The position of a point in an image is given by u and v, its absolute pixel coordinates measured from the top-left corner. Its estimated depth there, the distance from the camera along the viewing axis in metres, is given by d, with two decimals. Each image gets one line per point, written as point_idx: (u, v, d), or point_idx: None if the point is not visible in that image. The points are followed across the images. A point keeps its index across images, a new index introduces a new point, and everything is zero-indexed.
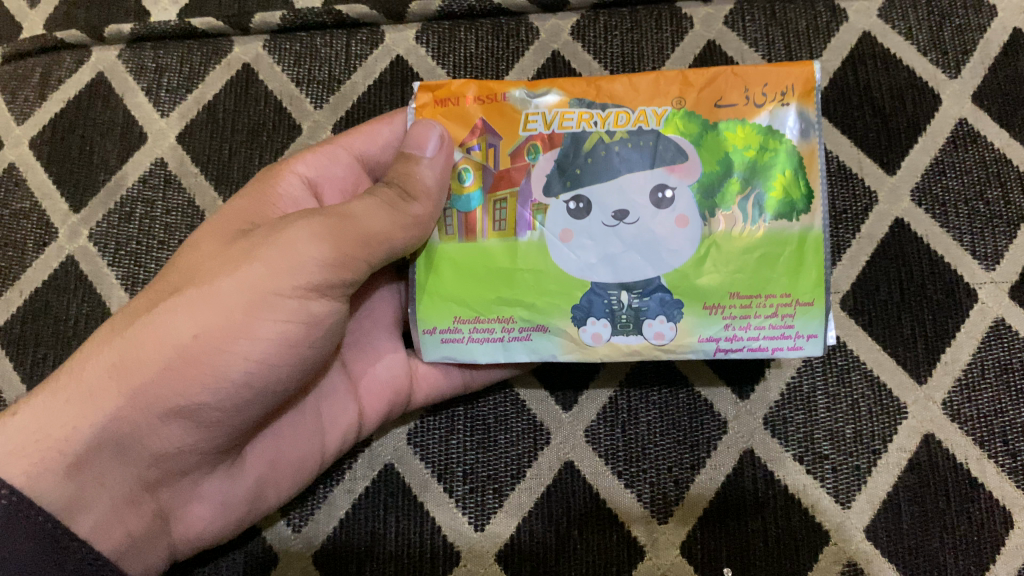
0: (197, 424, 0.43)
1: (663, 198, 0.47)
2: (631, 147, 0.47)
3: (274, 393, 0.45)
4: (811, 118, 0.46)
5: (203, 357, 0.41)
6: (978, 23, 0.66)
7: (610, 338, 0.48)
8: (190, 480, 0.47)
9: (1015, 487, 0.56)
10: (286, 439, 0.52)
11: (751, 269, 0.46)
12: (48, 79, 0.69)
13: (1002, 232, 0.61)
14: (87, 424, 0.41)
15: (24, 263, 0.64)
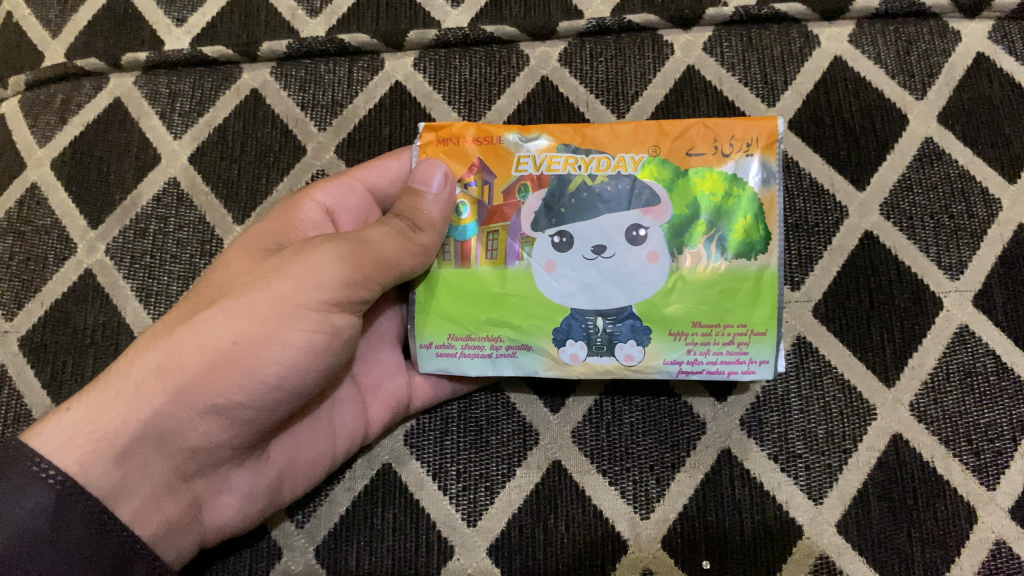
0: (231, 420, 0.47)
1: (639, 235, 0.51)
2: (611, 189, 0.52)
3: (299, 396, 0.49)
4: (773, 168, 0.51)
5: (239, 360, 0.46)
6: (943, 48, 0.70)
7: (586, 358, 0.52)
8: (221, 472, 0.51)
9: (979, 484, 0.60)
10: (304, 440, 0.56)
11: (711, 302, 0.51)
12: (68, 104, 0.73)
13: (966, 244, 0.65)
14: (133, 418, 0.45)
15: (45, 276, 0.68)
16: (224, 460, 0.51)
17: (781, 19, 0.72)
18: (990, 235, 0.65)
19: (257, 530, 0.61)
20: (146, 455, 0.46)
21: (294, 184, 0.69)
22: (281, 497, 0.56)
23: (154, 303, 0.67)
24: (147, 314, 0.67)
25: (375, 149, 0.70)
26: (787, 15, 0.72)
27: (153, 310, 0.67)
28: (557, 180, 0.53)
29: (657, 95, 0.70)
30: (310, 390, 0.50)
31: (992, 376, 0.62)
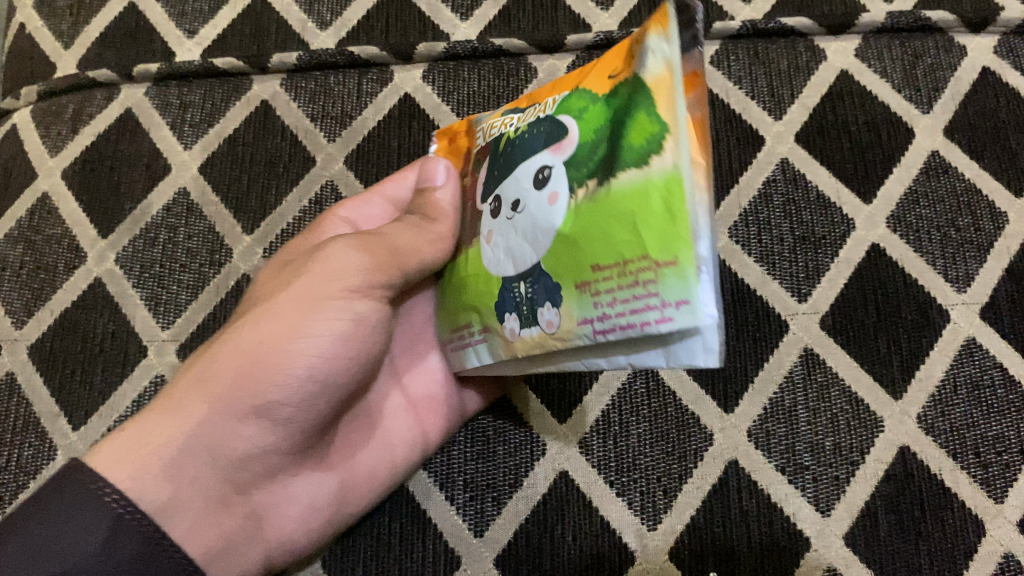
0: (273, 418, 0.50)
1: (545, 176, 0.45)
2: (536, 135, 0.47)
3: (335, 390, 0.52)
4: (655, 45, 0.40)
5: (269, 358, 0.49)
6: (949, 62, 0.71)
7: (520, 332, 0.46)
8: (277, 481, 0.55)
9: (987, 496, 0.60)
10: (360, 454, 0.60)
11: (608, 244, 0.41)
12: (80, 115, 0.74)
13: (972, 257, 0.65)
14: (180, 428, 0.48)
15: (55, 285, 0.69)
16: (279, 462, 0.54)
17: (787, 33, 0.73)
18: (997, 248, 0.65)
19: None
20: (197, 462, 0.49)
21: (302, 196, 0.70)
22: (346, 511, 0.59)
23: (163, 312, 0.67)
24: (156, 323, 0.67)
25: (385, 161, 0.70)
26: (793, 29, 0.73)
27: (162, 319, 0.67)
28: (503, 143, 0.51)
29: None
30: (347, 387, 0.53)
31: (999, 389, 0.62)
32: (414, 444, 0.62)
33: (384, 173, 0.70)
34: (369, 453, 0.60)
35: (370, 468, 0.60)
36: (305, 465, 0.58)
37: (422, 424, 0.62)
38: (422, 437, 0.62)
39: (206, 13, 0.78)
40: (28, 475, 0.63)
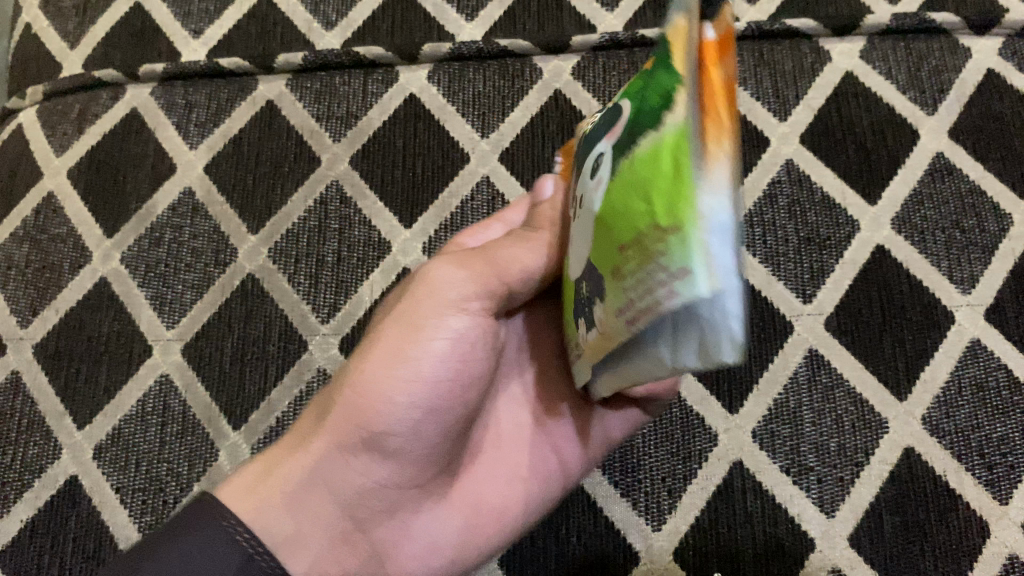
0: (395, 453, 0.44)
1: (602, 169, 0.35)
2: (599, 131, 0.38)
3: (450, 414, 0.45)
4: None
5: (377, 384, 0.43)
6: (954, 64, 0.71)
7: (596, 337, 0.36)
8: (401, 518, 0.47)
9: (992, 498, 0.59)
10: (489, 484, 0.51)
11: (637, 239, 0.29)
12: (85, 114, 0.74)
13: (977, 259, 0.65)
14: (297, 466, 0.43)
15: (61, 284, 0.69)
16: (416, 497, 0.47)
17: (792, 34, 0.73)
18: (1002, 250, 0.65)
19: None
20: (319, 498, 0.43)
21: (308, 196, 0.70)
22: (476, 552, 0.50)
23: (168, 311, 0.67)
24: (161, 322, 0.67)
25: (390, 162, 0.71)
26: (798, 30, 0.73)
27: (167, 318, 0.67)
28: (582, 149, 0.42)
29: None
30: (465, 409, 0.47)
31: (1004, 390, 0.62)
32: (552, 472, 0.53)
33: (389, 173, 0.70)
34: (500, 485, 0.51)
35: (497, 500, 0.51)
36: (430, 500, 0.48)
37: (557, 450, 0.54)
38: (559, 463, 0.54)
39: (211, 13, 0.78)
40: (33, 473, 0.64)
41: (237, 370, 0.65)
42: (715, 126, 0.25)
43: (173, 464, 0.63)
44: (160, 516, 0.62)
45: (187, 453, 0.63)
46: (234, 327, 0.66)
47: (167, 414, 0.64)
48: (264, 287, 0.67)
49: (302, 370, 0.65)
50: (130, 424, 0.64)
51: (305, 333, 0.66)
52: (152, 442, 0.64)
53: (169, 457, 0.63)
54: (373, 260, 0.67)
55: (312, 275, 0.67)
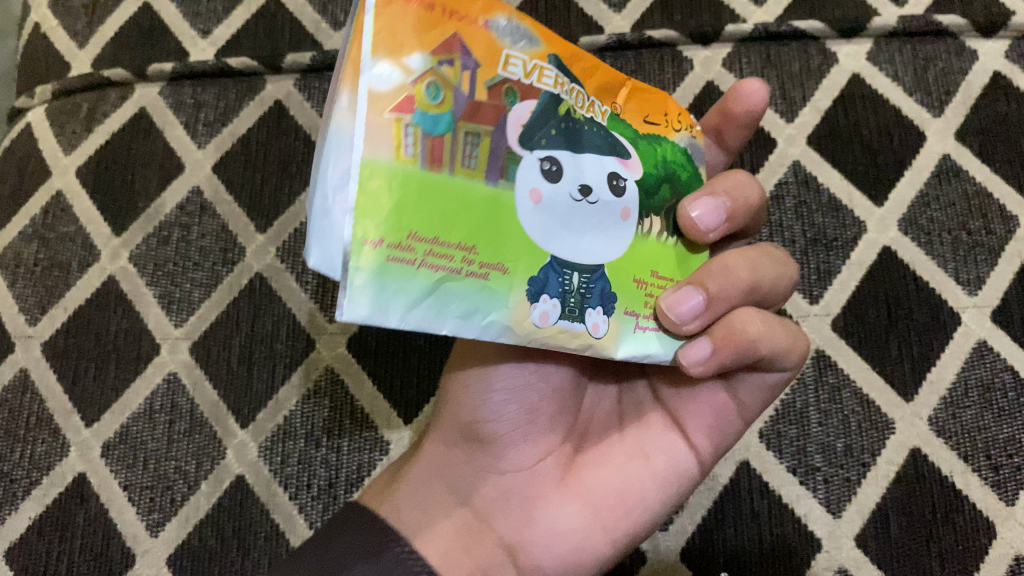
0: (501, 433, 0.43)
1: (559, 167, 0.32)
2: (596, 130, 0.35)
3: (539, 384, 0.44)
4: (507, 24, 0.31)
5: (464, 386, 0.44)
6: (961, 66, 0.71)
7: (560, 322, 0.32)
8: (523, 501, 0.42)
9: (998, 499, 0.60)
10: (615, 461, 0.42)
11: (494, 206, 0.30)
12: (94, 113, 0.74)
13: (984, 260, 0.65)
14: (418, 466, 0.45)
15: (69, 283, 0.69)
16: (536, 487, 0.42)
17: (799, 36, 0.73)
18: (1009, 252, 0.65)
19: (273, 535, 0.61)
20: (430, 495, 0.43)
21: None
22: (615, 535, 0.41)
23: (176, 309, 0.67)
24: (169, 321, 0.67)
25: None
26: (805, 32, 0.72)
27: (175, 316, 0.67)
28: (646, 138, 0.38)
29: None
30: (557, 385, 0.44)
31: (1011, 392, 0.62)
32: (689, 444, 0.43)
33: None
34: (625, 465, 0.42)
35: (618, 481, 0.42)
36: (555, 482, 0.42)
37: (681, 423, 0.43)
38: (689, 440, 0.43)
39: (219, 13, 0.78)
40: (41, 471, 0.64)
41: (245, 369, 0.65)
42: (386, 42, 0.26)
43: (181, 462, 0.63)
44: (167, 514, 0.62)
45: (194, 451, 0.63)
46: (241, 326, 0.66)
47: (175, 412, 0.64)
48: (272, 286, 0.67)
49: (310, 368, 0.65)
50: (138, 422, 0.64)
51: (313, 332, 0.66)
52: (160, 440, 0.64)
53: (177, 456, 0.63)
54: None
55: (320, 274, 0.67)
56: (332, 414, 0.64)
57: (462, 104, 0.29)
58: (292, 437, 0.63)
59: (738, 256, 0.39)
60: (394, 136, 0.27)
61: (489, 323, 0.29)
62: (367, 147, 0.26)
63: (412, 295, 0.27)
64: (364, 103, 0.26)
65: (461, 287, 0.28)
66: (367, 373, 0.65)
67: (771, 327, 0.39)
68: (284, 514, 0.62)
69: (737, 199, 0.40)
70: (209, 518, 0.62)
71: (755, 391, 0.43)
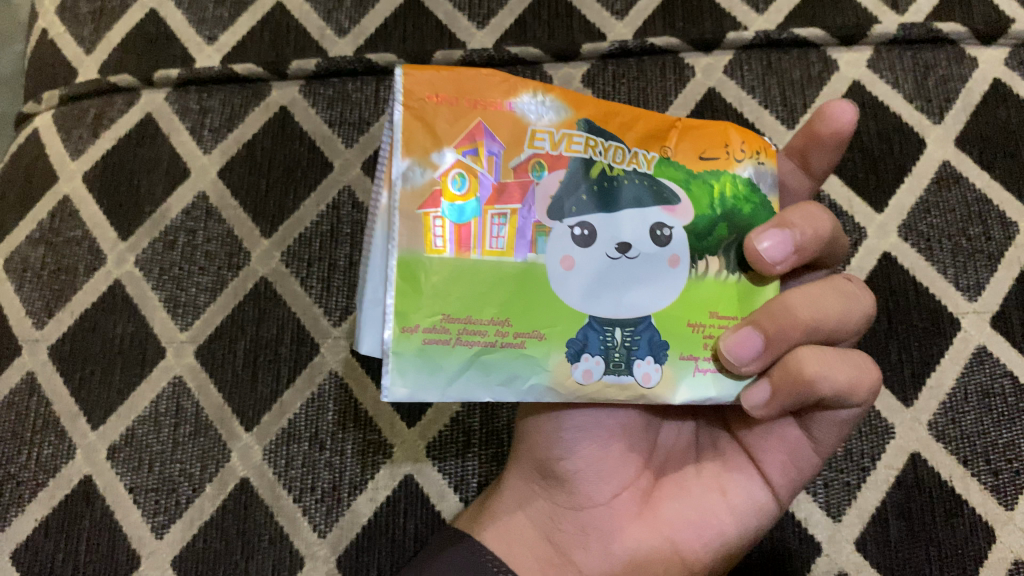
0: (580, 473, 0.49)
1: (590, 231, 0.40)
2: (638, 185, 0.41)
3: (612, 429, 0.50)
4: (528, 104, 0.39)
5: (540, 428, 0.51)
6: (961, 73, 0.71)
7: (602, 377, 0.39)
8: (606, 532, 0.48)
9: (998, 503, 0.60)
10: (692, 497, 0.48)
11: (522, 279, 0.38)
12: (100, 119, 0.75)
13: (983, 267, 0.66)
14: (506, 503, 0.52)
15: (75, 287, 0.70)
16: (617, 520, 0.48)
17: (800, 43, 0.73)
18: (1008, 258, 0.66)
19: (277, 538, 0.62)
20: (519, 534, 0.50)
21: (320, 201, 0.70)
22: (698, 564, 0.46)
23: (181, 313, 0.68)
24: (174, 325, 0.68)
25: None
26: (806, 40, 0.73)
27: (181, 320, 0.68)
28: (702, 177, 0.42)
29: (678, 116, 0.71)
30: (628, 422, 0.50)
31: (1010, 397, 0.62)
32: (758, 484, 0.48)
33: None
34: (702, 497, 0.48)
35: (694, 515, 0.47)
36: (635, 515, 0.48)
37: (756, 459, 0.48)
38: (764, 475, 0.47)
39: (225, 20, 0.79)
40: (47, 473, 0.64)
41: (249, 372, 0.66)
42: (417, 150, 0.37)
43: (186, 465, 0.64)
44: (172, 516, 0.63)
45: (199, 454, 0.64)
46: (246, 330, 0.67)
47: (180, 415, 0.65)
48: (277, 291, 0.68)
49: (314, 372, 0.65)
50: (144, 425, 0.65)
51: (318, 336, 0.66)
52: (165, 443, 0.64)
53: (182, 458, 0.64)
54: None
55: (324, 278, 0.68)
56: (336, 418, 0.64)
57: (486, 189, 0.38)
58: (295, 440, 0.64)
59: (801, 294, 0.42)
60: (424, 228, 0.37)
61: (532, 387, 0.38)
62: (401, 242, 0.36)
63: (448, 367, 0.37)
64: (397, 205, 0.36)
65: (496, 356, 0.38)
66: (371, 377, 0.65)
67: (832, 366, 0.41)
68: (288, 516, 0.62)
69: (809, 234, 0.42)
70: (213, 520, 0.62)
71: (827, 427, 0.46)
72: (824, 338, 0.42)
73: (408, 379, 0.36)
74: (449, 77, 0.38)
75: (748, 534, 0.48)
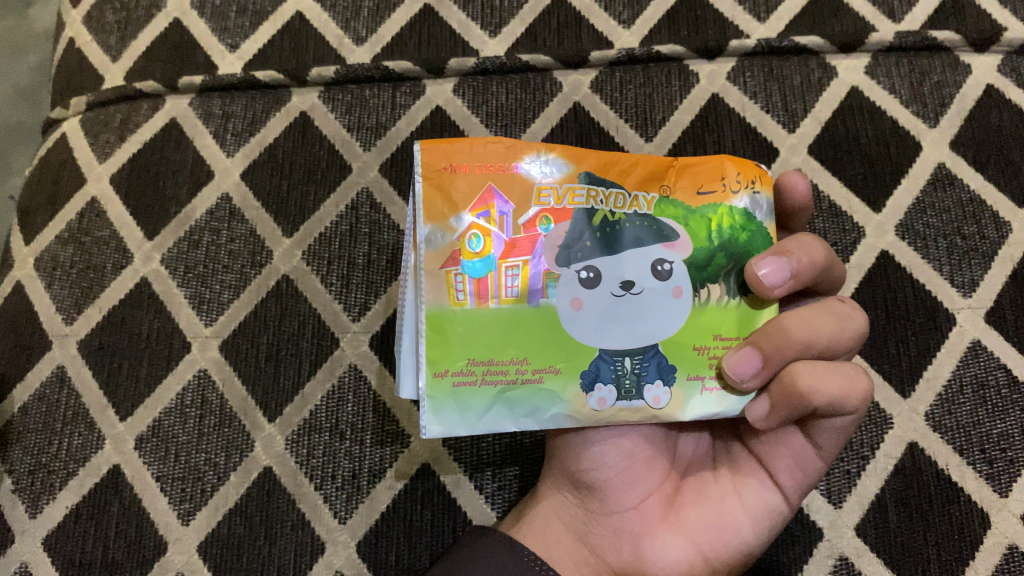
0: (607, 481, 0.54)
1: (594, 274, 0.46)
2: (638, 227, 0.46)
3: (634, 442, 0.54)
4: (534, 165, 0.45)
5: (568, 444, 0.55)
6: (955, 79, 0.74)
7: (616, 403, 0.45)
8: (632, 535, 0.52)
9: (993, 490, 0.63)
10: (711, 504, 0.51)
11: (537, 320, 0.45)
12: (127, 124, 0.78)
13: (978, 264, 0.69)
14: (538, 509, 0.57)
15: (103, 284, 0.72)
16: (642, 524, 0.52)
17: (801, 51, 0.76)
18: (1002, 256, 0.69)
19: (300, 524, 0.64)
20: (556, 538, 0.54)
21: (339, 202, 0.73)
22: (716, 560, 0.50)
23: (206, 309, 0.71)
24: (199, 320, 0.70)
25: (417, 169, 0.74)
26: (806, 47, 0.76)
27: (205, 316, 0.70)
28: (700, 211, 0.47)
29: (683, 120, 0.74)
30: (650, 433, 0.54)
31: (1004, 389, 0.65)
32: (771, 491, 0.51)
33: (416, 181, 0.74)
34: (720, 503, 0.51)
35: (714, 518, 0.50)
36: (658, 520, 0.52)
37: (767, 465, 0.51)
38: (776, 480, 0.51)
39: (246, 29, 0.82)
40: (77, 462, 0.67)
41: (272, 365, 0.68)
42: (436, 216, 0.44)
43: (211, 454, 0.66)
44: (198, 503, 0.65)
45: (224, 443, 0.66)
46: (269, 325, 0.70)
47: (205, 407, 0.68)
48: (298, 287, 0.71)
49: (334, 365, 0.68)
50: (170, 416, 0.68)
51: (337, 330, 0.69)
52: (191, 434, 0.67)
53: (207, 448, 0.66)
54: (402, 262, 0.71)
55: (343, 275, 0.71)
56: (356, 409, 0.67)
57: (500, 244, 0.45)
58: (316, 430, 0.66)
59: (798, 315, 0.46)
60: (447, 285, 0.45)
61: (553, 415, 0.45)
62: (428, 299, 0.44)
63: (476, 404, 0.44)
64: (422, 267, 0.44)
65: (518, 393, 0.45)
66: (388, 370, 0.68)
67: (827, 379, 0.45)
68: (310, 503, 0.65)
69: (805, 260, 0.46)
70: (237, 507, 0.65)
71: (829, 435, 0.48)
72: (821, 354, 0.46)
73: (441, 417, 0.44)
74: (462, 151, 0.45)
75: (764, 536, 0.51)
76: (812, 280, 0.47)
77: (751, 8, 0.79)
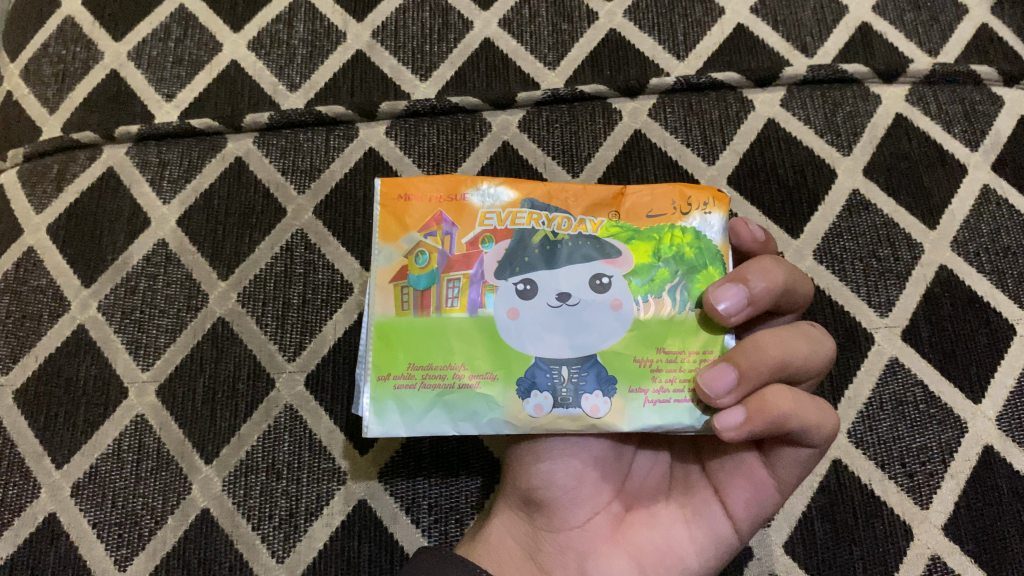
0: (561, 499, 0.54)
1: (531, 287, 0.49)
2: (580, 246, 0.50)
3: (586, 465, 0.55)
4: (482, 193, 0.51)
5: (522, 460, 0.57)
6: (866, 109, 0.78)
7: (551, 410, 0.48)
8: (585, 551, 0.52)
9: (914, 502, 0.65)
10: (663, 525, 0.52)
11: (477, 331, 0.49)
12: (64, 174, 0.79)
13: (893, 284, 0.71)
14: (494, 527, 0.57)
15: (40, 332, 0.73)
16: (594, 540, 0.52)
17: (718, 86, 0.79)
18: (915, 276, 0.72)
19: (238, 566, 0.64)
20: (509, 555, 0.54)
21: (275, 244, 0.74)
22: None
23: (143, 355, 0.71)
24: (137, 366, 0.71)
25: (351, 210, 0.76)
26: (723, 83, 0.79)
27: (143, 361, 0.71)
28: (647, 232, 0.51)
29: (608, 156, 0.77)
30: (602, 454, 0.56)
31: (921, 404, 0.67)
32: (722, 517, 0.50)
33: (351, 221, 0.76)
34: (671, 526, 0.52)
35: (662, 539, 0.51)
36: (612, 540, 0.52)
37: (721, 492, 0.51)
38: (729, 509, 0.50)
39: (183, 78, 0.83)
40: (13, 512, 0.67)
41: (208, 408, 0.69)
42: (391, 238, 0.50)
43: (149, 498, 0.66)
44: (135, 548, 0.65)
45: (162, 487, 0.67)
46: (205, 368, 0.70)
47: (143, 452, 0.68)
48: (233, 329, 0.71)
49: (270, 406, 0.69)
50: (107, 462, 0.68)
51: (272, 371, 0.70)
52: (128, 479, 0.67)
53: (144, 492, 0.67)
54: (337, 300, 0.72)
55: (278, 315, 0.72)
56: (292, 447, 0.68)
57: (443, 262, 0.50)
58: (253, 471, 0.67)
59: (780, 334, 0.47)
60: (393, 297, 0.50)
61: (490, 420, 0.48)
62: (373, 309, 0.49)
63: (416, 407, 0.48)
64: (371, 281, 0.50)
65: (456, 397, 0.48)
66: (324, 409, 0.69)
67: (808, 408, 0.46)
68: (248, 543, 0.65)
69: (767, 288, 0.47)
70: (175, 550, 0.65)
71: (792, 468, 0.49)
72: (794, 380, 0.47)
73: (383, 418, 0.47)
74: (422, 180, 0.51)
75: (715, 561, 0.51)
76: (770, 306, 0.48)
77: (671, 48, 0.82)
